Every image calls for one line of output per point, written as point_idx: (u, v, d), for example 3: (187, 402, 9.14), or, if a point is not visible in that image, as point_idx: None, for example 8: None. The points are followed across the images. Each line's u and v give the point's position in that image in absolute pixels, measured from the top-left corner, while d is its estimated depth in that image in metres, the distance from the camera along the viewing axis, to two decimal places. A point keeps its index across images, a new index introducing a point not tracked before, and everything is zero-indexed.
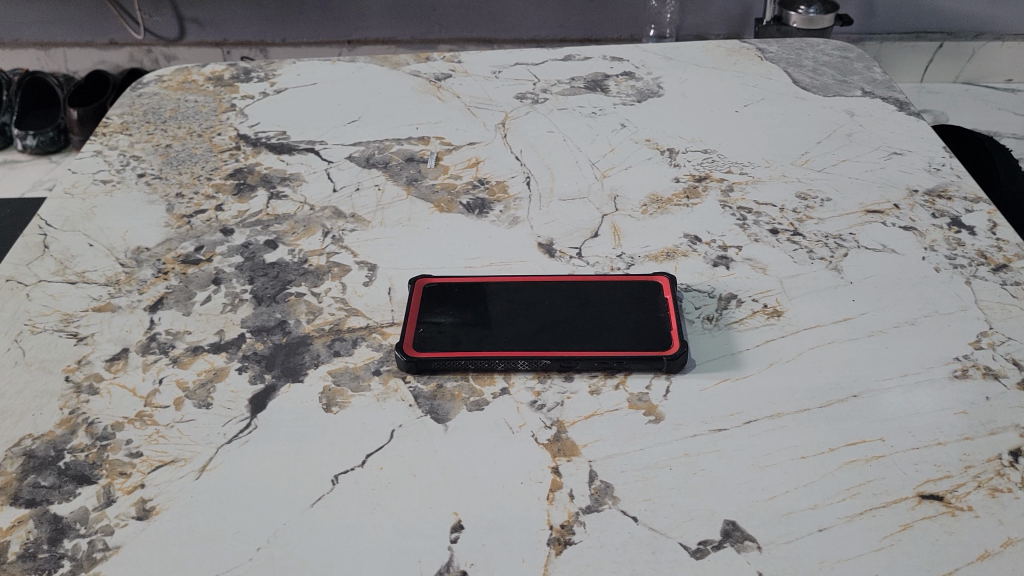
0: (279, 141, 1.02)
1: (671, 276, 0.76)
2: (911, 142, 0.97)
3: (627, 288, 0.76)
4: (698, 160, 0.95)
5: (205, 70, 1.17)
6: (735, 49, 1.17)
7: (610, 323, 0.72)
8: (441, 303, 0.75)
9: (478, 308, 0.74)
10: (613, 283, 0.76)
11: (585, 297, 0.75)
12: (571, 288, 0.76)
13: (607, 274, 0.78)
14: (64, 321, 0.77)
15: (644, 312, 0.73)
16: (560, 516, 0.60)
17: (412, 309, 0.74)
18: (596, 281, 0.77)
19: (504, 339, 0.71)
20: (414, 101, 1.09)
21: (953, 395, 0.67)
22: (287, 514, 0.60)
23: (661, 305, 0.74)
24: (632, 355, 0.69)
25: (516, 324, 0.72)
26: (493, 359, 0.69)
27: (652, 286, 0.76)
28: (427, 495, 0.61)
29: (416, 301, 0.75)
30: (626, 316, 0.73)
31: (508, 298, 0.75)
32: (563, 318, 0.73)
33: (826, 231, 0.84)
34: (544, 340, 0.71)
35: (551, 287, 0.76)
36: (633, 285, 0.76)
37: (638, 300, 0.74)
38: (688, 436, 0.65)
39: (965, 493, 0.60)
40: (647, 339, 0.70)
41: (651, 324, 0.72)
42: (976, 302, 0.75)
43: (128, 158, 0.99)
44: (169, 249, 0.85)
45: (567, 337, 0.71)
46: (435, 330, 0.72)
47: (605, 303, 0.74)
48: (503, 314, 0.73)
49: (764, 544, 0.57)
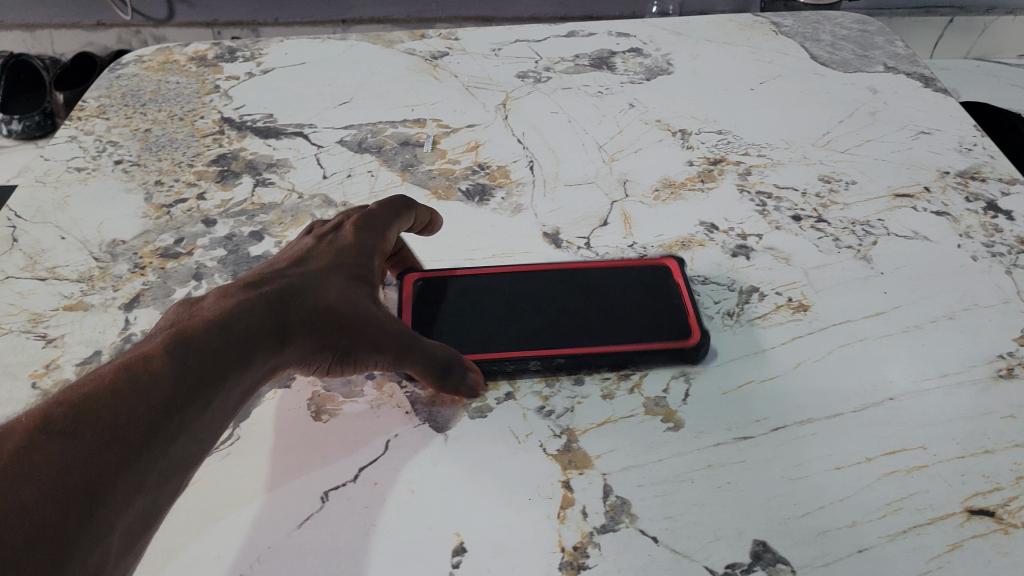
0: (265, 125, 0.95)
1: (680, 259, 0.71)
2: (939, 120, 0.91)
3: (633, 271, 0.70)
4: (713, 142, 0.89)
5: (188, 50, 1.10)
6: (748, 22, 1.10)
7: (621, 311, 0.67)
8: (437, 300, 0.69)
9: (477, 304, 0.68)
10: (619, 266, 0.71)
11: (590, 284, 0.69)
12: (574, 275, 0.70)
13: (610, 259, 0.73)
14: (33, 321, 0.71)
15: (656, 298, 0.68)
16: (572, 537, 0.54)
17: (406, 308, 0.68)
18: (599, 267, 0.71)
19: (510, 339, 0.65)
20: (409, 81, 1.02)
21: (999, 397, 0.61)
22: (272, 537, 0.55)
23: (672, 290, 0.68)
24: (651, 349, 0.63)
25: (521, 322, 0.66)
26: (501, 363, 0.63)
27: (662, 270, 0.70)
28: (426, 514, 0.56)
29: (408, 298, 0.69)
30: (638, 304, 0.67)
31: (507, 291, 0.69)
32: (570, 310, 0.67)
33: (852, 218, 0.78)
34: (554, 337, 0.65)
35: (551, 275, 0.70)
36: (640, 269, 0.70)
37: (648, 286, 0.69)
38: (711, 446, 0.59)
39: (1019, 508, 0.54)
40: (662, 330, 0.65)
41: (665, 312, 0.67)
42: (1018, 294, 0.69)
43: (105, 143, 0.93)
44: (147, 242, 0.79)
45: (577, 332, 0.65)
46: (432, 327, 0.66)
47: (613, 290, 0.68)
48: (504, 308, 0.67)
49: (798, 567, 0.52)
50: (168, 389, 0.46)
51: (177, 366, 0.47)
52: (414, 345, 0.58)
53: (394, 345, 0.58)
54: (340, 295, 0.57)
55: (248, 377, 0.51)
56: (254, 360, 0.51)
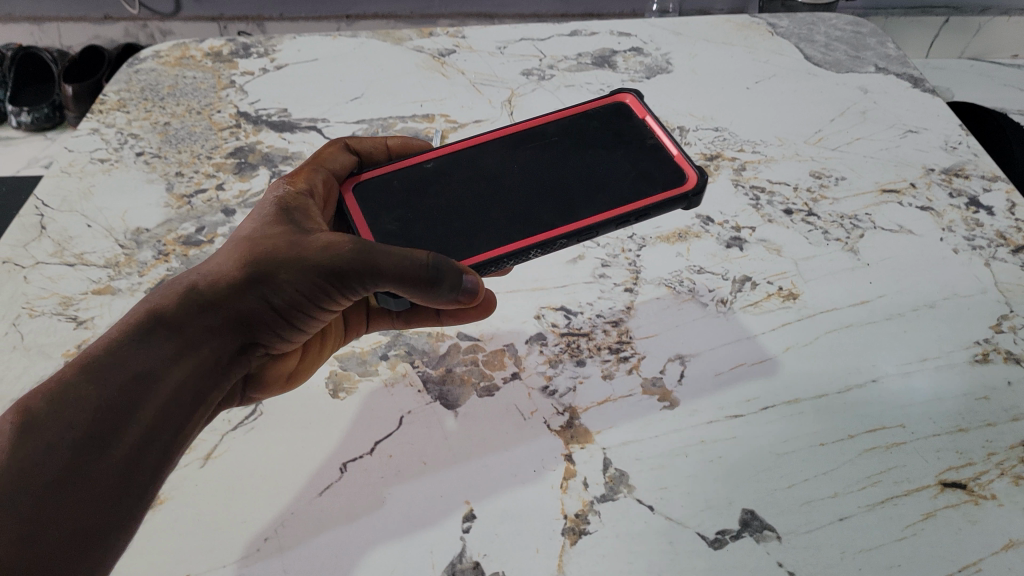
0: (280, 119, 0.99)
1: (636, 93, 0.70)
2: (926, 119, 0.95)
3: (590, 121, 0.69)
4: (710, 139, 0.93)
5: (202, 46, 1.13)
6: (745, 23, 1.14)
7: (599, 168, 0.65)
8: (404, 197, 0.65)
9: (448, 194, 0.65)
10: (575, 121, 0.69)
11: (555, 147, 0.67)
12: (539, 139, 0.68)
13: (566, 110, 0.71)
14: (64, 304, 0.75)
15: (630, 146, 0.67)
16: (574, 505, 0.59)
17: (365, 216, 0.64)
18: (558, 123, 0.69)
19: (501, 227, 0.62)
20: (418, 77, 1.06)
21: (974, 380, 0.66)
22: (295, 503, 0.59)
23: (643, 133, 0.68)
24: (655, 202, 0.63)
25: (503, 202, 0.64)
26: (500, 259, 0.60)
27: (623, 114, 0.69)
28: (439, 484, 0.60)
29: (360, 210, 0.65)
30: (614, 154, 0.66)
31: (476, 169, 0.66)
32: (551, 178, 0.65)
33: (840, 212, 0.82)
34: (550, 217, 0.62)
35: (508, 143, 0.68)
36: (599, 116, 0.70)
37: (615, 134, 0.68)
38: (704, 423, 0.63)
39: (989, 481, 0.59)
40: (650, 176, 0.64)
41: (644, 157, 0.66)
42: (996, 285, 0.74)
43: (126, 136, 0.97)
44: (170, 230, 0.83)
45: (567, 204, 0.63)
46: (404, 227, 0.63)
47: (583, 148, 0.67)
48: (481, 189, 0.65)
49: (784, 534, 0.56)
50: (75, 406, 0.49)
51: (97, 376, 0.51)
52: (358, 253, 0.53)
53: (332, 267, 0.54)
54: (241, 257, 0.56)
55: (143, 385, 0.52)
56: (145, 373, 0.52)
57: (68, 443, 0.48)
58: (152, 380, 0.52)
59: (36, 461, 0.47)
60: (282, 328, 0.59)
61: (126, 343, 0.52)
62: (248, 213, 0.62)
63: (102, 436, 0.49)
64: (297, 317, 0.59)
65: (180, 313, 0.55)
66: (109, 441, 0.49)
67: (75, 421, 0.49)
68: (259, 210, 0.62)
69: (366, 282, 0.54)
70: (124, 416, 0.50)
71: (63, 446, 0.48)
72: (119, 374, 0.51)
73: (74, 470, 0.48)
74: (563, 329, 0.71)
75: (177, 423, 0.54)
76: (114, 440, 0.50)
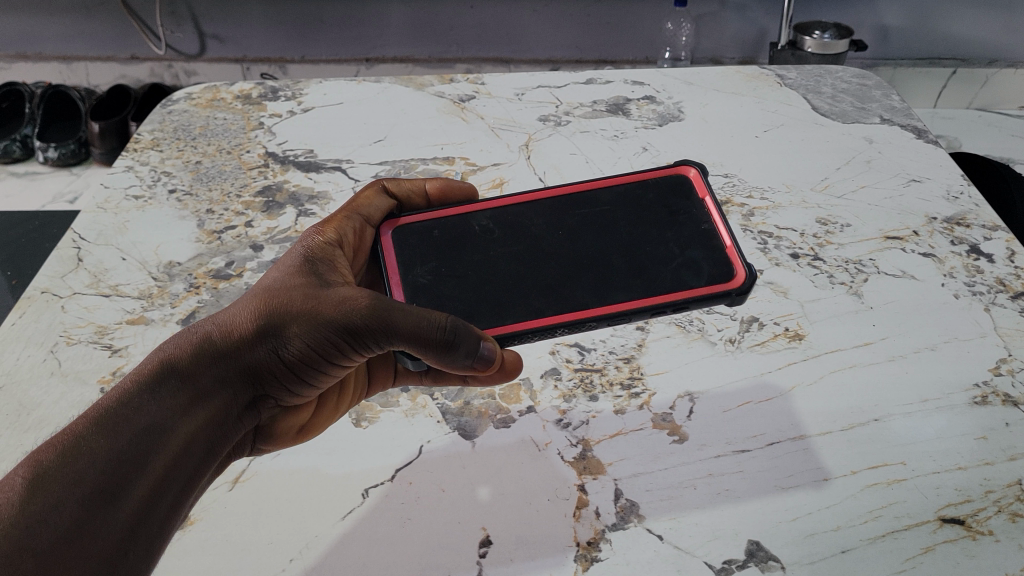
0: (306, 159, 1.03)
1: (699, 169, 0.72)
2: (929, 169, 0.99)
3: (646, 194, 0.72)
4: (720, 185, 0.96)
5: (233, 88, 1.18)
6: (754, 74, 1.18)
7: (645, 248, 0.68)
8: (438, 251, 0.68)
9: (485, 251, 0.68)
10: (631, 194, 0.72)
11: (606, 218, 0.70)
12: (589, 206, 0.71)
13: (624, 176, 0.73)
14: (99, 333, 0.79)
15: (680, 228, 0.69)
16: (586, 532, 0.61)
17: (398, 265, 0.68)
18: (612, 191, 0.72)
19: (533, 298, 0.65)
20: (439, 122, 1.10)
21: (973, 420, 0.68)
22: (320, 526, 0.62)
23: (697, 215, 0.70)
24: (695, 296, 0.65)
25: (540, 271, 0.66)
26: (524, 333, 0.63)
27: (682, 192, 0.72)
28: (456, 510, 0.63)
29: (395, 256, 0.68)
30: (662, 236, 0.69)
31: (517, 228, 0.69)
32: (593, 251, 0.68)
33: (845, 257, 0.85)
34: (583, 295, 0.65)
35: (555, 207, 0.71)
36: (655, 188, 0.72)
37: (668, 213, 0.70)
38: (712, 457, 0.66)
39: (986, 517, 0.62)
40: (696, 267, 0.67)
41: (696, 244, 0.68)
42: (994, 329, 0.77)
43: (159, 174, 1.01)
44: (200, 264, 0.87)
45: (605, 283, 0.66)
46: (435, 280, 0.66)
47: (631, 224, 0.70)
48: (518, 250, 0.68)
49: (788, 564, 0.59)
50: (81, 459, 0.51)
51: (106, 427, 0.52)
52: (374, 311, 0.57)
53: (346, 323, 0.58)
54: (253, 310, 0.58)
55: (154, 437, 0.53)
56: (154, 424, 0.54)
57: (79, 497, 0.50)
58: (162, 432, 0.54)
59: (46, 514, 0.48)
60: (292, 383, 0.62)
61: (139, 395, 0.54)
62: (273, 263, 0.65)
63: (115, 488, 0.51)
64: (309, 371, 0.61)
65: (193, 364, 0.57)
66: (119, 494, 0.51)
67: (85, 474, 0.50)
68: (279, 261, 0.65)
69: (381, 338, 0.58)
70: (135, 469, 0.52)
71: (73, 500, 0.49)
72: (132, 425, 0.53)
73: (83, 523, 0.49)
74: (577, 364, 0.74)
75: (185, 475, 0.56)
76: (124, 494, 0.51)
